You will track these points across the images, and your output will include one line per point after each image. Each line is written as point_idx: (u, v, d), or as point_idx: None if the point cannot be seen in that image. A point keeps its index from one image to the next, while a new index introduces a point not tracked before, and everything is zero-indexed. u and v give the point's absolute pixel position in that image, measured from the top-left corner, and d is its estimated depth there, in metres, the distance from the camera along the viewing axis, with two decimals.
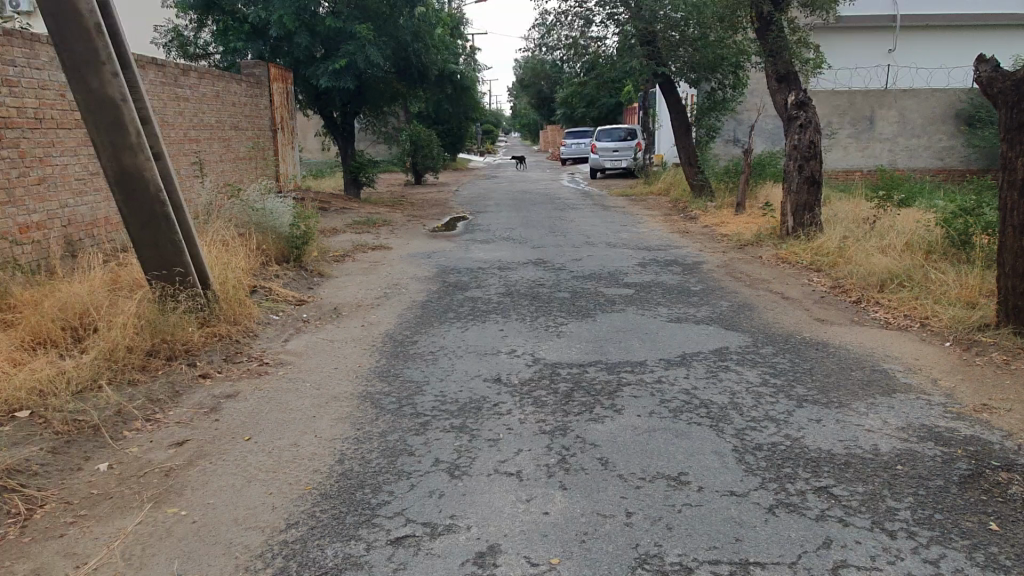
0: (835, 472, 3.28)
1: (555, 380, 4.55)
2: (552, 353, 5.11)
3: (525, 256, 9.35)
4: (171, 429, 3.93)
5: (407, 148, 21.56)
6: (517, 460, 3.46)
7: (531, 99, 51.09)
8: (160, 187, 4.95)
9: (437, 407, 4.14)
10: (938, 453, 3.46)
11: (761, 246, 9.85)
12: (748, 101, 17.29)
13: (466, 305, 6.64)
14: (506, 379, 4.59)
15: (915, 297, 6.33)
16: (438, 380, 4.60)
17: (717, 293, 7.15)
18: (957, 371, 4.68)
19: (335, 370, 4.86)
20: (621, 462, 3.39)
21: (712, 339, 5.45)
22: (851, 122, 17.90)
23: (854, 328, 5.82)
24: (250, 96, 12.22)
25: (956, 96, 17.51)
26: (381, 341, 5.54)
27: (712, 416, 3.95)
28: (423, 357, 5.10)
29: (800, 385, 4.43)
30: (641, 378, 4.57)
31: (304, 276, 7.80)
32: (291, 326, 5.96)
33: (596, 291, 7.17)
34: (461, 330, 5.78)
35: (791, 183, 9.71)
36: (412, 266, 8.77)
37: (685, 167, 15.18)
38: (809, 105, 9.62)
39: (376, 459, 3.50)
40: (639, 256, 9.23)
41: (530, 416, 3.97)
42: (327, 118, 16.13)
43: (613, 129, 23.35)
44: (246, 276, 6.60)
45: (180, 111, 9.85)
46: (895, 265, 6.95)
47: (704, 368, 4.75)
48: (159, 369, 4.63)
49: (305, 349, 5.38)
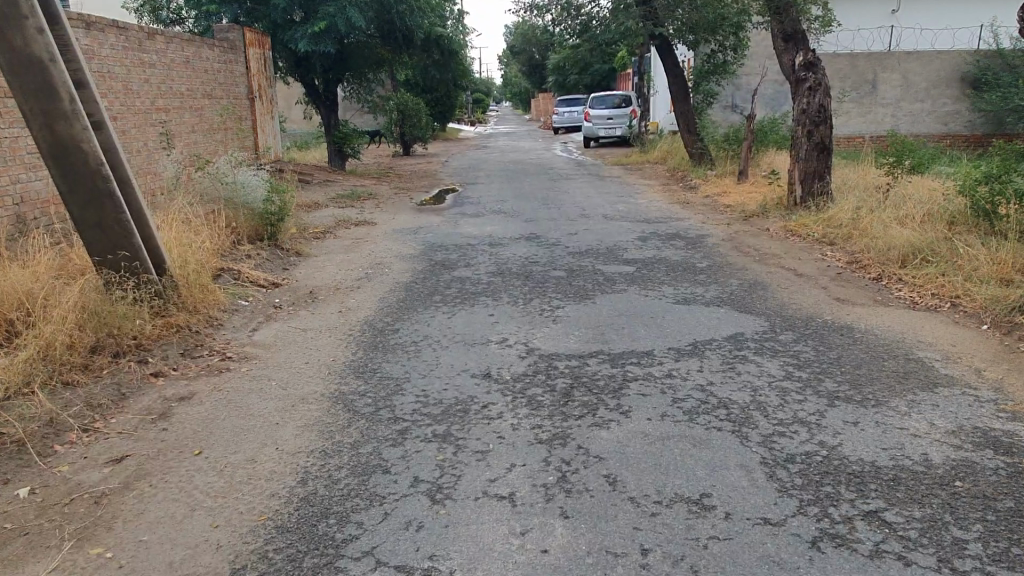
0: (884, 492, 2.78)
1: (551, 375, 4.03)
2: (548, 342, 4.58)
3: (518, 230, 8.82)
4: (110, 441, 3.39)
5: (395, 117, 20.87)
6: (510, 479, 2.95)
7: (521, 67, 50.17)
8: (102, 161, 4.36)
9: (418, 411, 3.62)
10: (1001, 466, 2.96)
11: (767, 217, 9.32)
12: (748, 65, 16.66)
13: (454, 286, 6.09)
14: (497, 375, 4.06)
15: (943, 273, 5.85)
16: (419, 377, 4.06)
17: (725, 270, 6.63)
18: (1001, 360, 4.19)
19: (306, 366, 4.32)
20: (633, 482, 2.89)
21: (726, 324, 4.93)
22: (853, 85, 17.33)
23: (878, 309, 5.33)
24: (223, 63, 11.55)
25: (961, 57, 16.91)
26: (359, 330, 5.00)
27: (733, 419, 3.45)
28: (404, 348, 4.57)
29: (829, 379, 3.93)
30: (648, 372, 4.05)
31: (278, 257, 7.21)
32: (260, 313, 5.40)
33: (593, 270, 6.63)
34: (446, 316, 5.25)
35: (799, 151, 9.17)
36: (397, 242, 8.21)
37: (683, 135, 14.54)
38: (819, 65, 9.00)
39: (344, 479, 2.99)
40: (639, 229, 8.68)
41: (525, 421, 3.47)
42: (309, 86, 15.43)
43: (606, 96, 22.74)
44: (212, 258, 6.03)
45: (146, 78, 9.20)
46: (917, 237, 6.45)
47: (718, 359, 4.24)
48: (104, 368, 4.08)
49: (273, 340, 4.83)
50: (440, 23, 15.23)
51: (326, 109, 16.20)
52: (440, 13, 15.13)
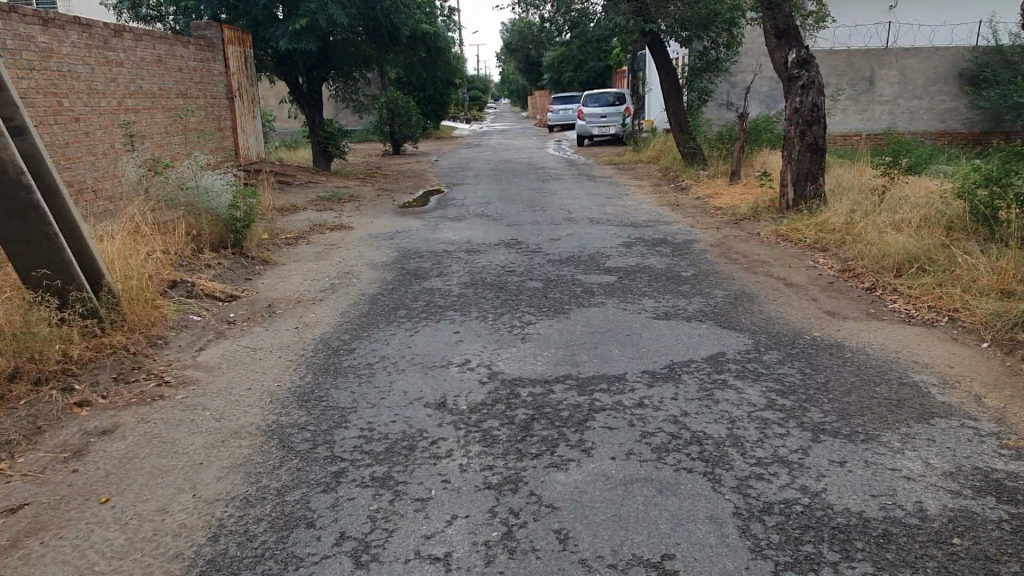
0: (872, 553, 2.43)
1: (511, 405, 3.67)
2: (512, 364, 4.23)
3: (498, 235, 8.47)
4: (11, 486, 3.04)
5: (384, 116, 20.51)
6: (448, 535, 2.60)
7: (517, 64, 49.82)
8: (22, 169, 4.04)
9: (359, 448, 3.27)
10: (1004, 517, 2.62)
11: (759, 221, 8.96)
12: (742, 62, 16.31)
13: (422, 299, 5.74)
14: (452, 404, 3.71)
15: (940, 284, 5.52)
16: (367, 407, 3.70)
17: (711, 279, 6.28)
18: (1003, 384, 3.85)
19: (247, 393, 3.96)
20: (586, 539, 2.55)
21: (706, 343, 4.58)
22: (849, 82, 17.01)
23: (872, 325, 4.98)
24: (199, 61, 11.19)
25: (959, 54, 16.59)
26: (312, 350, 4.63)
27: (706, 458, 3.10)
28: (357, 371, 4.21)
29: (814, 409, 3.57)
30: (617, 402, 3.70)
31: (243, 265, 6.85)
32: (210, 330, 5.05)
33: (572, 279, 6.28)
34: (408, 333, 4.89)
35: (792, 152, 8.82)
36: (371, 249, 7.86)
37: (676, 134, 14.16)
38: (812, 63, 8.61)
39: (261, 535, 2.63)
40: (624, 234, 8.32)
41: (475, 461, 3.12)
42: (293, 84, 15.05)
43: (600, 94, 22.35)
44: (166, 269, 5.67)
45: (113, 77, 8.82)
46: (913, 244, 6.11)
47: (695, 384, 3.89)
48: (22, 397, 3.74)
49: (218, 361, 4.48)
50: (428, 20, 14.84)
51: (311, 108, 15.83)
52: (427, 10, 14.74)
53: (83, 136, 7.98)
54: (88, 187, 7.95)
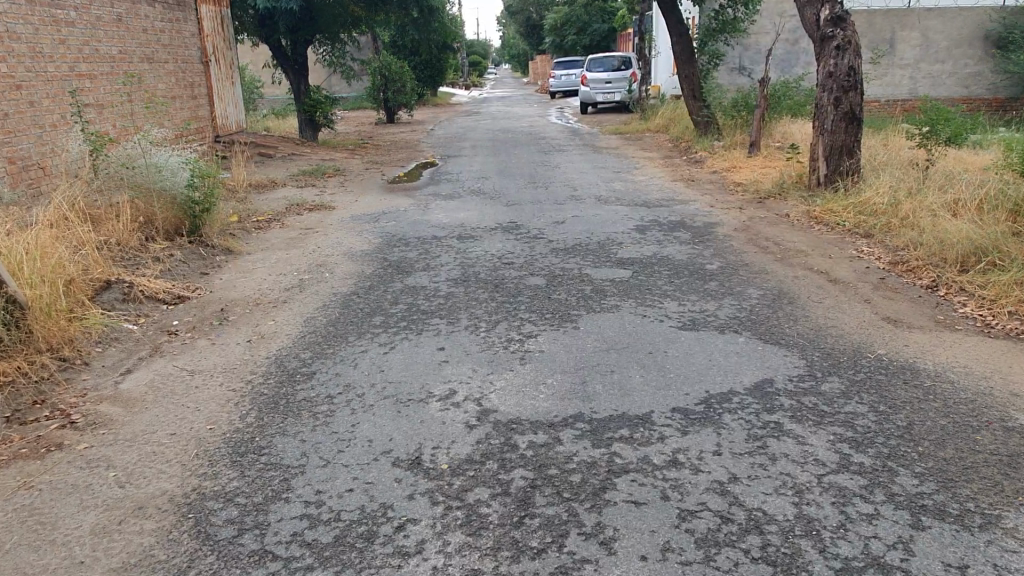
0: None
1: (506, 465, 2.80)
2: (507, 400, 3.35)
3: (494, 217, 7.54)
4: None
5: (378, 82, 19.39)
6: None
7: (517, 27, 48.17)
8: None
9: (298, 538, 2.41)
10: None
11: (786, 199, 8.03)
12: (758, 23, 15.20)
13: (403, 302, 4.84)
14: (429, 462, 2.85)
15: (1019, 283, 4.63)
16: (318, 467, 2.84)
17: (742, 274, 5.38)
18: None
19: (168, 442, 3.09)
20: None
21: (748, 366, 3.70)
22: (870, 45, 15.87)
23: (941, 337, 4.11)
24: (166, 21, 10.15)
25: (986, 14, 15.44)
26: (262, 375, 3.76)
27: (773, 561, 2.24)
28: (312, 410, 3.33)
29: (904, 472, 2.71)
30: (644, 458, 2.83)
31: (201, 256, 5.95)
32: (145, 344, 4.19)
33: (579, 275, 5.37)
34: (383, 350, 4.01)
35: (824, 122, 7.84)
36: (349, 234, 6.94)
37: (688, 101, 13.12)
38: (848, 20, 7.57)
39: None
40: (637, 216, 7.40)
41: (455, 564, 2.27)
42: (275, 47, 13.98)
43: (605, 59, 21.25)
44: (99, 267, 4.78)
45: (62, 38, 7.83)
46: (978, 232, 5.20)
47: (742, 431, 3.03)
48: None
49: (143, 391, 3.60)
50: None
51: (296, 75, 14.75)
52: None
53: (26, 105, 7.02)
54: (34, 164, 7.03)
